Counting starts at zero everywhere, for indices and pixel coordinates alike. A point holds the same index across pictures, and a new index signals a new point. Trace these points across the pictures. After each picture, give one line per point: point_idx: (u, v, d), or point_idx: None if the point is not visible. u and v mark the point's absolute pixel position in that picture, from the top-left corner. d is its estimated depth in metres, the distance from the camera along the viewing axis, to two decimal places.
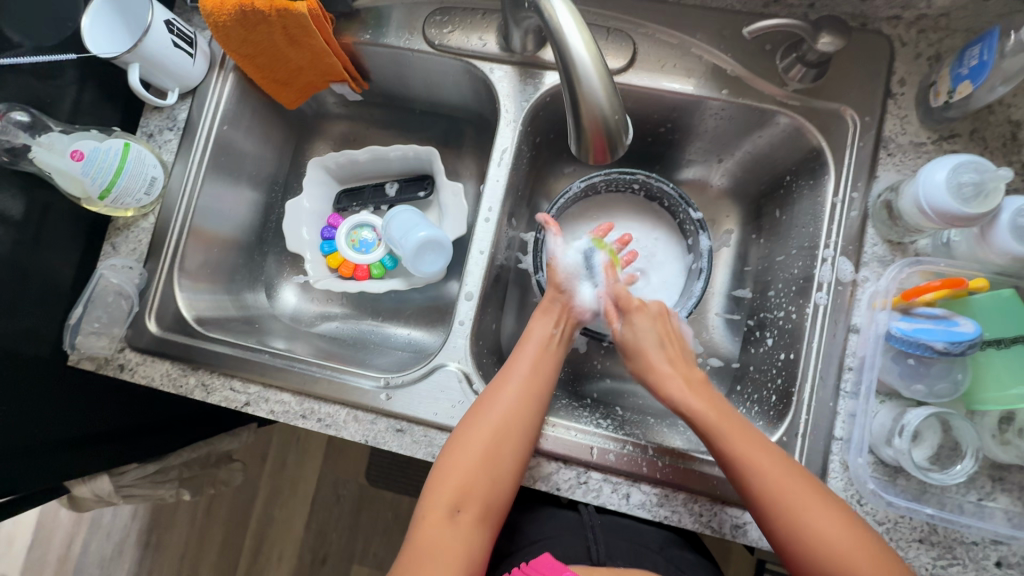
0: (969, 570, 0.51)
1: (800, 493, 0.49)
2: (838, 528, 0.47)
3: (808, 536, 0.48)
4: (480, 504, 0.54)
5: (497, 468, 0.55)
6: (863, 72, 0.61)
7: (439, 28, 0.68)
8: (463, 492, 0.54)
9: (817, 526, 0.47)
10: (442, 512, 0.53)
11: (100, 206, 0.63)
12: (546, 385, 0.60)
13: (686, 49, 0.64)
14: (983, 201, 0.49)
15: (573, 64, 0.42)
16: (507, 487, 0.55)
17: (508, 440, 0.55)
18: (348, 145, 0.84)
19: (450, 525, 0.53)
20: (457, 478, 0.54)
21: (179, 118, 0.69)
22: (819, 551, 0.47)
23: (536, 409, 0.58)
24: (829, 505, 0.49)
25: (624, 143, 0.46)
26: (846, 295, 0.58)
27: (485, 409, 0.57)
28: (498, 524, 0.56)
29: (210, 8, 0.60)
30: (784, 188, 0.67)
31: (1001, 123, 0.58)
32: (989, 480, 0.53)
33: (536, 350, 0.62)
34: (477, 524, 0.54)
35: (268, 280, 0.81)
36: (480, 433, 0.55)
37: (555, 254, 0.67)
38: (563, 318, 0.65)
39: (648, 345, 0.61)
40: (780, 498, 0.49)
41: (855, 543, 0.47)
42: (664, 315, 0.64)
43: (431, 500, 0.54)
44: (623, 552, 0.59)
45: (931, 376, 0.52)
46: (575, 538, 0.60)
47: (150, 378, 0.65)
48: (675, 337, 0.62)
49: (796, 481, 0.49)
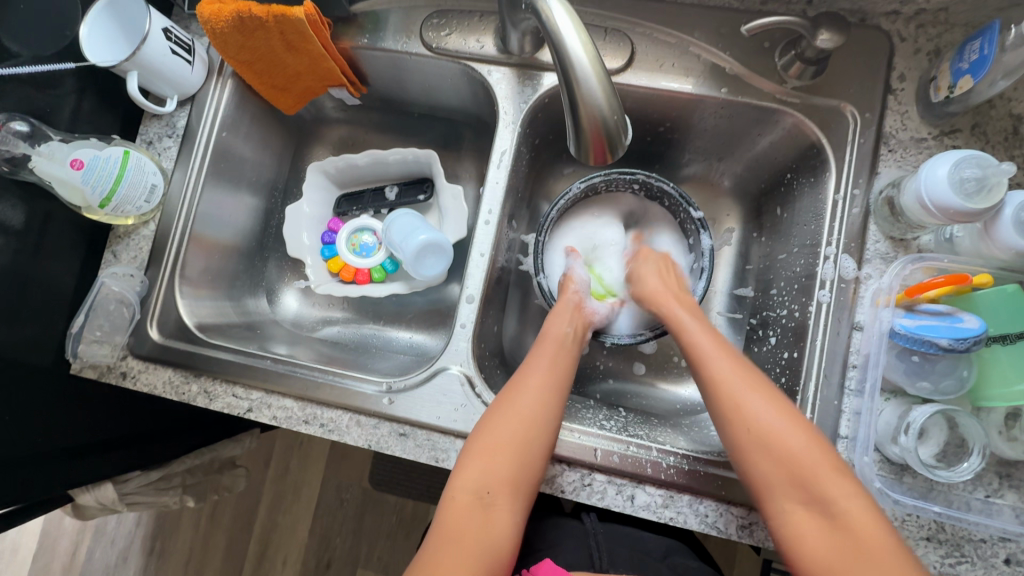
0: (977, 568, 0.51)
1: (745, 378, 0.52)
2: (781, 414, 0.49)
3: (747, 415, 0.50)
4: (509, 493, 0.53)
5: (526, 453, 0.54)
6: (863, 69, 0.60)
7: (436, 32, 0.68)
8: (491, 477, 0.53)
9: (758, 407, 0.50)
10: (470, 498, 0.52)
11: (101, 215, 0.63)
12: (566, 378, 0.61)
13: (684, 48, 0.63)
14: (986, 196, 0.48)
15: (571, 65, 0.41)
16: (534, 475, 0.54)
17: (535, 428, 0.55)
18: (347, 149, 0.84)
19: (478, 509, 0.52)
20: (483, 463, 0.53)
21: (178, 125, 0.69)
22: (757, 431, 0.49)
23: (561, 398, 0.58)
24: (774, 394, 0.51)
25: (624, 143, 0.46)
26: (849, 293, 0.57)
27: (511, 400, 0.57)
28: (527, 510, 0.54)
29: (208, 14, 0.60)
30: (784, 186, 0.67)
31: (1002, 117, 0.57)
32: (996, 476, 0.53)
33: (554, 346, 0.63)
34: (508, 510, 0.53)
35: (269, 286, 0.81)
36: (509, 420, 0.55)
37: (571, 270, 0.71)
38: (576, 318, 0.66)
39: (647, 275, 0.67)
40: (726, 379, 0.52)
41: (795, 429, 0.48)
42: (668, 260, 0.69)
43: (457, 487, 0.53)
44: (626, 559, 0.59)
45: (937, 373, 0.51)
46: (577, 546, 0.60)
47: (153, 386, 0.65)
48: (670, 271, 0.67)
49: (747, 371, 0.53)
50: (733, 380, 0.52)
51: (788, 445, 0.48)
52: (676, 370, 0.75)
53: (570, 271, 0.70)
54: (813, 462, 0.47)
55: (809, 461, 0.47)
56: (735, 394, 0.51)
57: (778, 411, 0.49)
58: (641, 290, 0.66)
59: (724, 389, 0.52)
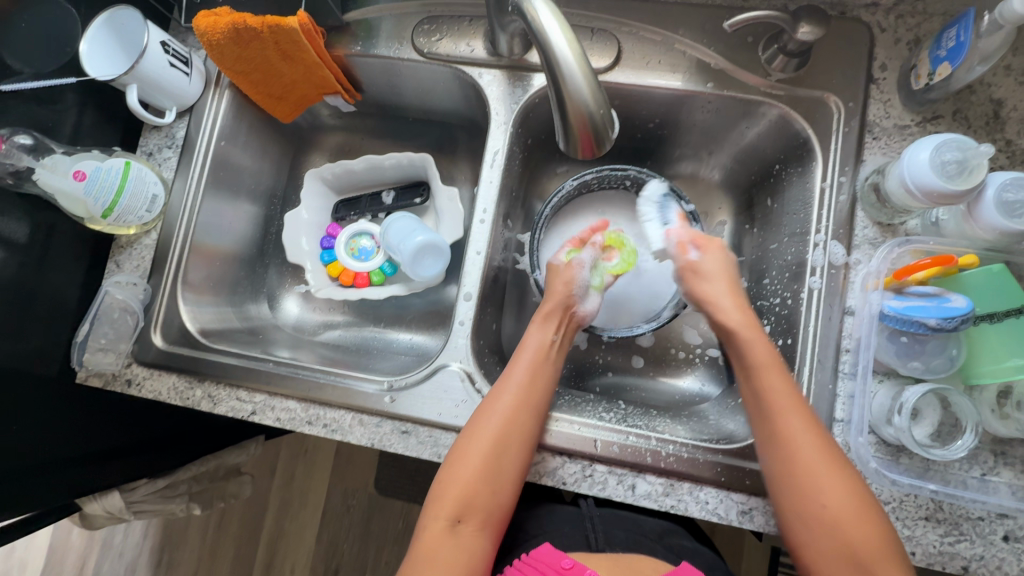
0: (976, 545, 0.52)
1: (814, 438, 0.50)
2: (845, 489, 0.48)
3: (814, 488, 0.49)
4: (481, 514, 0.55)
5: (498, 479, 0.55)
6: (845, 59, 0.62)
7: (427, 37, 0.69)
8: (465, 502, 0.54)
9: (824, 481, 0.49)
10: (442, 522, 0.54)
11: (104, 225, 0.65)
12: (545, 395, 0.60)
13: (670, 45, 0.65)
14: (966, 177, 0.49)
15: (557, 65, 0.43)
16: (507, 495, 0.56)
17: (507, 449, 0.56)
18: (343, 155, 0.86)
19: (451, 535, 0.53)
20: (457, 489, 0.55)
21: (177, 136, 0.71)
22: (818, 508, 0.49)
23: (536, 415, 0.58)
24: (837, 460, 0.50)
25: (611, 137, 0.47)
26: (839, 279, 0.58)
27: (484, 422, 0.57)
28: (501, 525, 0.56)
29: (204, 27, 0.62)
30: (774, 177, 0.68)
31: (983, 102, 0.59)
32: (991, 454, 0.53)
33: (533, 357, 0.62)
34: (480, 532, 0.54)
35: (270, 292, 0.82)
36: (481, 444, 0.56)
37: (576, 262, 0.66)
38: (562, 326, 0.65)
39: (712, 278, 0.60)
40: (797, 440, 0.50)
41: (855, 508, 0.48)
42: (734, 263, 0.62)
43: (432, 510, 0.55)
44: (621, 540, 0.60)
45: (927, 353, 0.52)
46: (575, 530, 0.61)
47: (157, 392, 0.66)
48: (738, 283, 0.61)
49: (817, 431, 0.51)
50: (802, 442, 0.50)
51: (850, 530, 0.47)
52: (675, 362, 0.76)
53: (571, 263, 0.66)
54: (875, 544, 0.46)
55: (869, 548, 0.46)
56: (803, 459, 0.50)
57: (843, 486, 0.49)
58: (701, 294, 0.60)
59: (794, 452, 0.50)
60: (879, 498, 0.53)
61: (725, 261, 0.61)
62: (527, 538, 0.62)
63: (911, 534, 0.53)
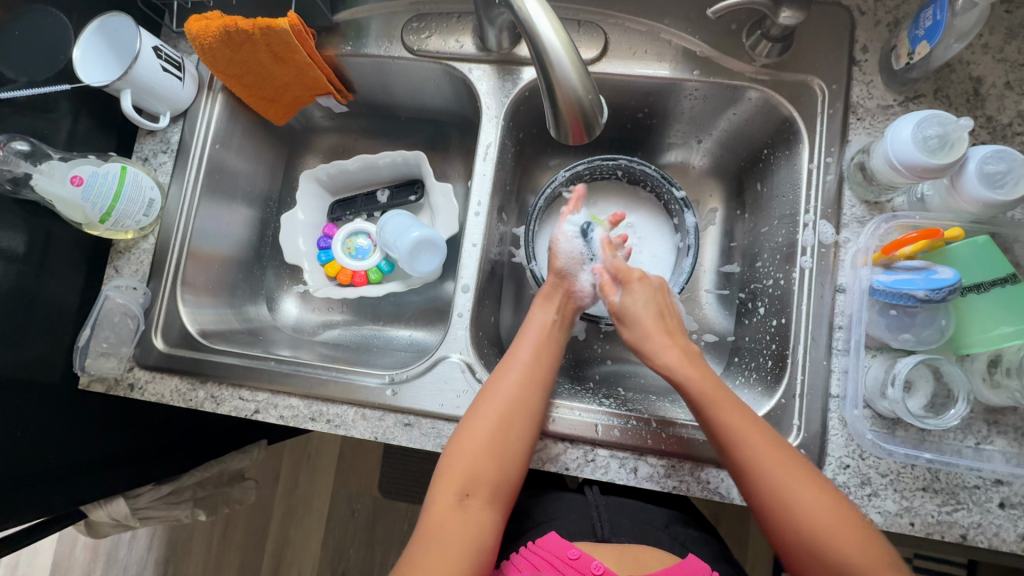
0: (973, 513, 0.53)
1: (781, 462, 0.51)
2: (826, 506, 0.49)
3: (797, 511, 0.50)
4: (490, 488, 0.56)
5: (504, 456, 0.56)
6: (827, 42, 0.63)
7: (417, 35, 0.70)
8: (472, 478, 0.55)
9: (804, 503, 0.50)
10: (451, 497, 0.55)
11: (101, 230, 0.65)
12: (548, 373, 0.61)
13: (655, 35, 0.66)
14: (948, 151, 0.51)
15: (545, 52, 0.44)
16: (515, 471, 0.57)
17: (513, 425, 0.57)
18: (337, 156, 0.86)
19: (459, 510, 0.54)
20: (463, 466, 0.56)
21: (172, 140, 0.72)
22: (804, 528, 0.50)
23: (540, 395, 0.59)
24: (812, 478, 0.51)
25: (600, 122, 0.48)
26: (830, 257, 0.59)
27: (489, 399, 0.58)
28: (511, 496, 0.57)
29: (196, 31, 0.63)
30: (762, 162, 0.69)
31: (963, 80, 0.60)
32: (984, 424, 0.54)
33: (538, 337, 0.64)
34: (487, 507, 0.56)
35: (269, 293, 0.82)
36: (486, 421, 0.57)
37: (558, 237, 0.68)
38: (564, 306, 0.67)
39: (640, 312, 0.62)
40: (768, 470, 0.51)
41: (839, 520, 0.49)
42: (662, 289, 0.65)
43: (441, 485, 0.56)
44: (627, 528, 0.61)
45: (917, 325, 0.53)
46: (580, 518, 0.62)
47: (160, 395, 0.66)
48: (670, 311, 0.63)
49: (786, 456, 0.52)
50: (774, 467, 0.51)
51: (840, 545, 0.48)
52: None
53: (555, 238, 0.68)
54: (866, 556, 0.48)
55: (864, 560, 0.47)
56: (779, 484, 0.51)
57: (825, 503, 0.50)
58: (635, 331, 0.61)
59: (768, 480, 0.51)
60: (877, 471, 0.55)
61: (650, 295, 0.63)
62: (532, 526, 0.63)
63: (909, 505, 0.54)
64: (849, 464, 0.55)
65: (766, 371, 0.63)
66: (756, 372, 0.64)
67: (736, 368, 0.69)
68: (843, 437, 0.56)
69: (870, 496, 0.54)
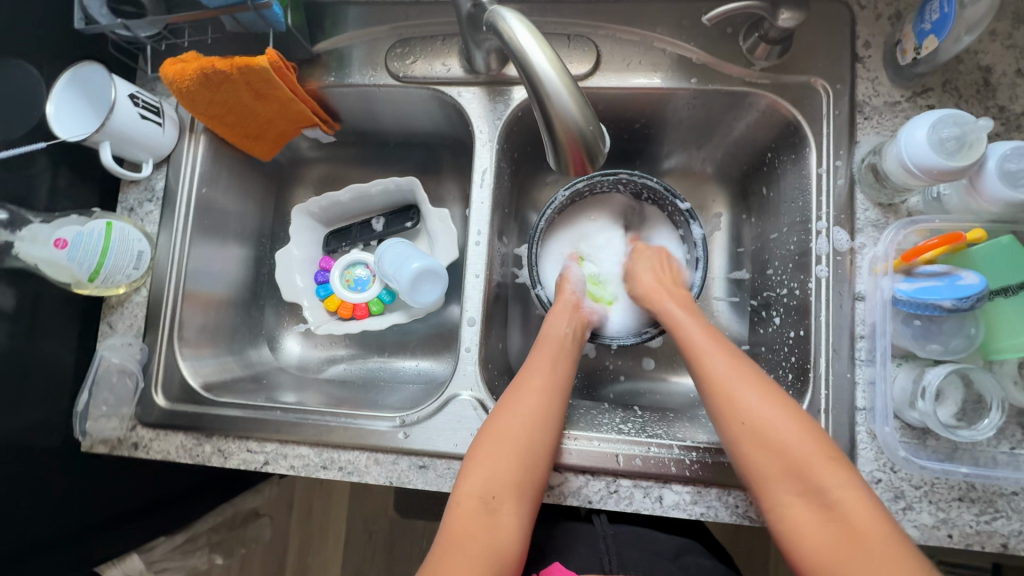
0: (1012, 521, 0.51)
1: (730, 361, 0.55)
2: (773, 402, 0.51)
3: (739, 407, 0.51)
4: (514, 496, 0.53)
5: (531, 460, 0.54)
6: (827, 40, 0.61)
7: (402, 60, 0.68)
8: (494, 480, 0.53)
9: (745, 393, 0.52)
10: (475, 499, 0.52)
11: (91, 288, 0.63)
12: (564, 380, 0.61)
13: (648, 45, 0.64)
14: (967, 152, 0.49)
15: (539, 82, 0.41)
16: (538, 475, 0.54)
17: (539, 427, 0.56)
18: (328, 187, 0.84)
19: (483, 520, 0.51)
20: (487, 467, 0.53)
21: (157, 188, 0.69)
22: (749, 423, 0.51)
23: (559, 401, 0.59)
24: (758, 378, 0.54)
25: (603, 150, 0.44)
26: (846, 265, 0.57)
27: (511, 406, 0.57)
28: (536, 499, 0.54)
29: (171, 75, 0.60)
30: (767, 165, 0.67)
31: (972, 71, 0.58)
32: (1018, 427, 0.53)
33: (552, 349, 0.62)
34: (516, 513, 0.52)
35: (269, 333, 0.80)
36: (511, 421, 0.55)
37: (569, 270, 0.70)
38: (574, 319, 0.65)
39: (642, 273, 0.67)
40: (716, 364, 0.55)
41: (786, 418, 0.50)
42: (663, 256, 0.69)
43: (462, 498, 0.52)
44: (636, 561, 0.58)
45: (945, 334, 0.51)
46: (590, 550, 0.59)
47: (165, 452, 0.64)
48: (666, 269, 0.68)
49: (736, 358, 0.55)
50: (727, 372, 0.54)
51: (784, 440, 0.49)
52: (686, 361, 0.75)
53: (565, 271, 0.70)
54: (810, 453, 0.48)
55: (799, 450, 0.48)
56: (724, 375, 0.54)
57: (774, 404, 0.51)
58: (636, 286, 0.67)
59: (717, 376, 0.54)
60: (910, 484, 0.53)
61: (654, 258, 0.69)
62: (542, 556, 0.60)
63: (947, 517, 0.52)
64: (880, 478, 0.53)
65: (787, 385, 0.61)
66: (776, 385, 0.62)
67: None
68: (873, 451, 0.54)
69: (905, 510, 0.52)
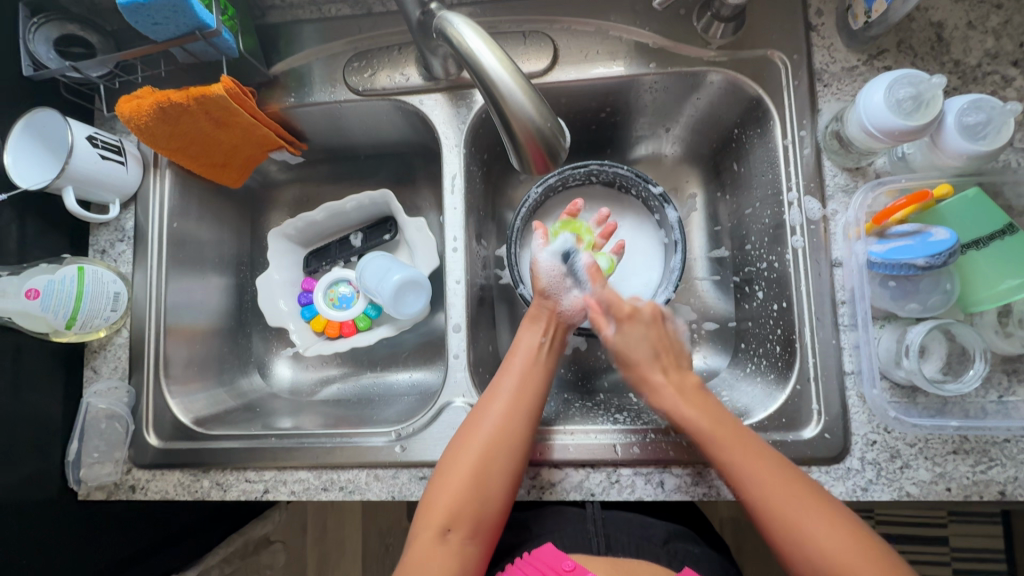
0: (1007, 468, 0.52)
1: (781, 479, 0.49)
2: (773, 473, 0.49)
3: (775, 509, 0.48)
4: (472, 520, 0.53)
5: (489, 485, 0.53)
6: (779, 13, 0.61)
7: (360, 74, 0.68)
8: (455, 509, 0.52)
9: (796, 513, 0.47)
10: (433, 531, 0.52)
11: (71, 335, 0.62)
12: (534, 403, 0.58)
13: (604, 33, 0.64)
14: (925, 111, 0.49)
15: (493, 84, 0.41)
16: (498, 504, 0.54)
17: (499, 456, 0.54)
18: (302, 207, 0.83)
19: (442, 544, 0.52)
20: (448, 498, 0.53)
21: (128, 227, 0.69)
22: (770, 513, 0.48)
23: (526, 424, 0.57)
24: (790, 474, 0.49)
25: (564, 145, 0.44)
26: (821, 233, 0.58)
27: (475, 431, 0.56)
28: (491, 534, 0.54)
29: (128, 112, 0.59)
30: (735, 142, 0.67)
31: (924, 28, 0.58)
32: (1004, 375, 0.53)
33: (525, 362, 0.61)
34: (470, 540, 0.53)
35: (259, 360, 0.79)
36: (471, 451, 0.54)
37: (536, 257, 0.65)
38: (551, 327, 0.64)
39: (639, 353, 0.62)
40: (766, 490, 0.48)
41: (785, 481, 0.49)
42: (658, 320, 0.64)
43: (423, 518, 0.53)
44: (625, 545, 0.58)
45: (922, 292, 0.52)
46: (577, 531, 0.59)
47: (164, 492, 0.63)
48: (667, 346, 0.63)
49: (784, 475, 0.49)
50: (755, 471, 0.50)
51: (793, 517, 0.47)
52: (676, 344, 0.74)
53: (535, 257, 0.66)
54: (817, 525, 0.46)
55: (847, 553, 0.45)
56: (776, 503, 0.48)
57: (766, 471, 0.49)
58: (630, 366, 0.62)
59: (760, 496, 0.49)
60: (904, 442, 0.53)
61: (648, 334, 0.63)
62: (531, 537, 0.61)
63: (942, 470, 0.52)
64: (876, 439, 0.54)
65: (775, 358, 0.61)
66: (765, 359, 0.63)
67: (744, 356, 0.67)
68: (865, 414, 0.55)
69: (902, 469, 0.53)
